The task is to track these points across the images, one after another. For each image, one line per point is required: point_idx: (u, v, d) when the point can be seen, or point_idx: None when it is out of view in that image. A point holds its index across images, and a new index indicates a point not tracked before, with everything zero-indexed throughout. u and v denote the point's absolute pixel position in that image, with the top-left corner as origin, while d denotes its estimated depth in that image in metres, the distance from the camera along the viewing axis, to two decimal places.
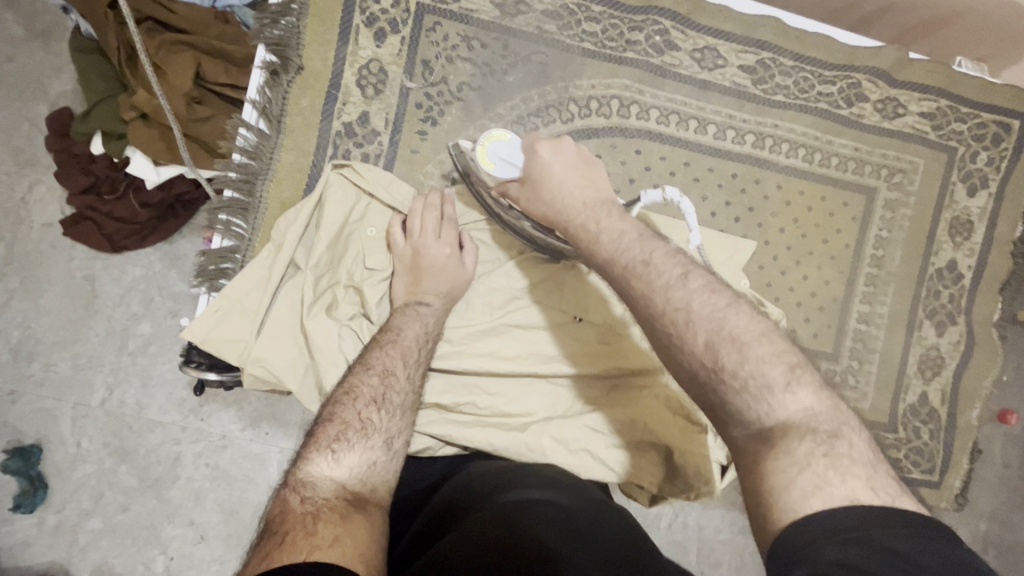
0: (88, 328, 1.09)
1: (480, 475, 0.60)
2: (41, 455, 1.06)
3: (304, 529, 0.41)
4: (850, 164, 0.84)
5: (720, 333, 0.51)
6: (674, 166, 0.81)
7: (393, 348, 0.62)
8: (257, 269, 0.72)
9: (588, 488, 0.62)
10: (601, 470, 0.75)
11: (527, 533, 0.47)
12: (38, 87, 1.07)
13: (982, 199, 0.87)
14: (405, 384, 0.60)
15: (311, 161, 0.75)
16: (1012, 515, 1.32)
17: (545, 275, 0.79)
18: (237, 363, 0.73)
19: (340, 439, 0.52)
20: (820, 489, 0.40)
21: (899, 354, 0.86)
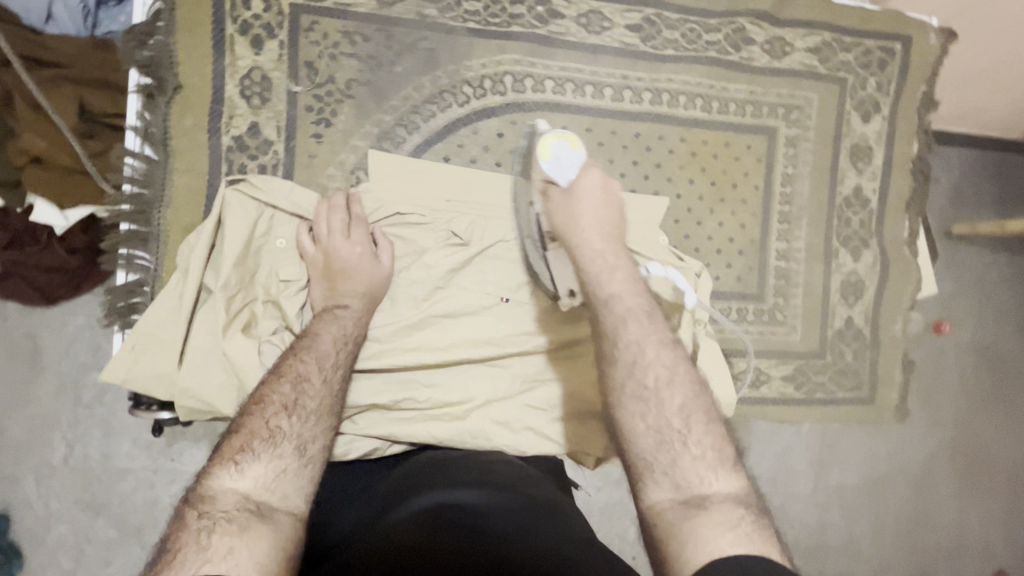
0: (37, 387, 1.10)
1: (411, 475, 0.63)
2: (8, 524, 1.08)
3: (198, 541, 0.46)
4: (747, 107, 0.86)
5: (691, 403, 0.61)
6: (577, 134, 0.82)
7: (305, 355, 0.64)
8: (167, 299, 0.70)
9: (520, 472, 0.64)
10: (546, 443, 0.77)
11: (428, 529, 0.50)
12: None
13: (877, 123, 0.90)
14: (320, 388, 0.62)
15: (207, 181, 0.73)
16: (970, 419, 1.40)
17: (466, 261, 0.78)
18: (166, 397, 0.72)
19: (245, 449, 0.55)
20: (742, 543, 0.50)
21: (821, 284, 0.90)
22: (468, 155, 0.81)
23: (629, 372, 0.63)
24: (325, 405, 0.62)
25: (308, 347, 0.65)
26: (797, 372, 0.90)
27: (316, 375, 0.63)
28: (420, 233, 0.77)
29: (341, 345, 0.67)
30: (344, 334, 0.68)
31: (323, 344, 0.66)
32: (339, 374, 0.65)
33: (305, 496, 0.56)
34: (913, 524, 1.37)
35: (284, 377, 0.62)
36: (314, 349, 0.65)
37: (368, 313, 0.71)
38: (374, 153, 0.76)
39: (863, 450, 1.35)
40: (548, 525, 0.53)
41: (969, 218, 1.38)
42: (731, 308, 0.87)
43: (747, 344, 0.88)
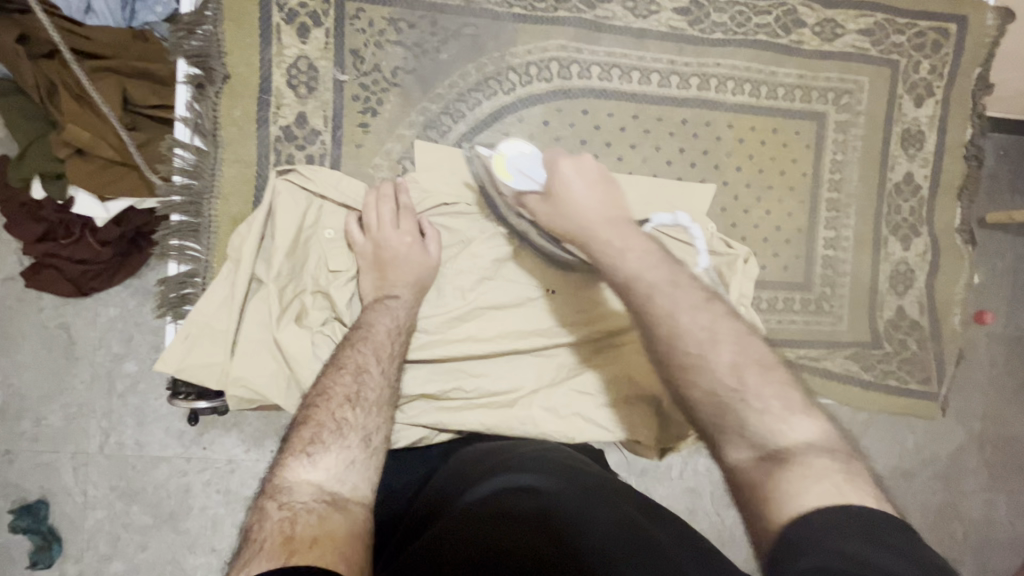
0: (72, 375, 1.12)
1: (464, 463, 0.63)
2: (48, 509, 1.11)
3: (283, 536, 0.46)
4: (797, 92, 0.84)
5: (744, 355, 0.55)
6: (624, 121, 0.80)
7: (362, 346, 0.64)
8: (218, 290, 0.71)
9: (575, 459, 0.64)
10: (595, 433, 0.76)
11: (503, 522, 0.50)
12: None
13: (931, 108, 0.87)
14: (379, 378, 0.63)
15: (255, 172, 0.73)
16: (1005, 409, 1.37)
17: (512, 251, 0.78)
18: (217, 386, 0.73)
19: (315, 441, 0.55)
20: (835, 494, 0.44)
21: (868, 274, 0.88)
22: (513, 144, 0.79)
23: (669, 341, 0.56)
24: (385, 396, 0.63)
25: (364, 338, 0.65)
26: (843, 363, 0.88)
27: (375, 366, 0.63)
28: (466, 223, 0.77)
29: (395, 334, 0.67)
30: (400, 324, 0.68)
31: (379, 335, 0.66)
32: (397, 364, 0.66)
33: (374, 486, 0.56)
34: (944, 515, 1.36)
35: (345, 369, 0.62)
36: (372, 340, 0.65)
37: (420, 301, 0.71)
38: (420, 143, 0.75)
39: (893, 440, 1.33)
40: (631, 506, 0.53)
41: (1008, 206, 1.35)
42: (776, 298, 0.86)
43: (793, 334, 0.86)
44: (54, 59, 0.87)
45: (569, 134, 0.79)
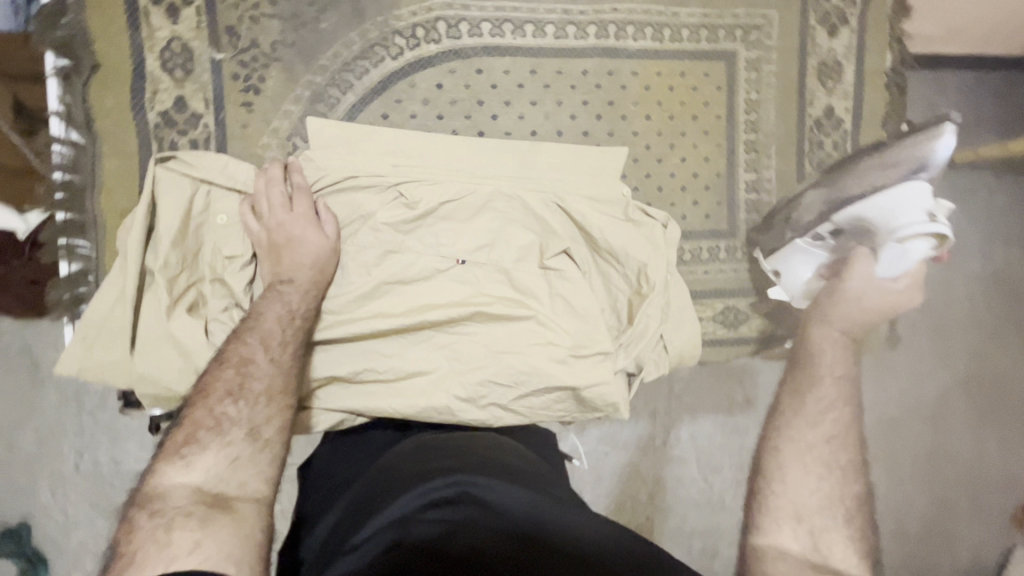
0: (40, 397, 1.10)
1: (396, 458, 0.64)
2: (30, 531, 1.10)
3: (157, 542, 0.48)
4: (702, 32, 0.80)
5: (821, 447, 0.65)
6: (521, 78, 0.78)
7: (249, 338, 0.63)
8: (112, 287, 0.69)
9: (501, 454, 0.64)
10: (517, 404, 0.75)
11: (421, 525, 0.49)
12: None
13: (846, 37, 0.83)
14: (267, 369, 0.62)
15: (138, 162, 0.71)
16: (991, 352, 1.34)
17: (415, 224, 0.76)
18: (124, 385, 0.72)
19: (191, 443, 0.56)
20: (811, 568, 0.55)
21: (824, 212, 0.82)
22: (407, 111, 0.77)
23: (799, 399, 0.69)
24: (275, 384, 0.62)
25: (251, 330, 0.64)
26: (778, 309, 0.85)
27: (263, 357, 0.62)
28: (366, 197, 0.74)
29: (287, 319, 0.65)
30: (288, 309, 0.66)
31: (267, 323, 0.64)
32: (289, 350, 0.64)
33: (264, 479, 0.58)
34: (929, 460, 1.33)
35: (230, 364, 0.62)
36: (262, 331, 0.64)
37: (314, 281, 0.68)
38: (311, 120, 0.73)
39: (873, 390, 1.31)
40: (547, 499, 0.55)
41: (973, 142, 1.30)
42: (700, 247, 0.84)
43: (719, 283, 0.85)
44: None
45: (463, 97, 0.77)
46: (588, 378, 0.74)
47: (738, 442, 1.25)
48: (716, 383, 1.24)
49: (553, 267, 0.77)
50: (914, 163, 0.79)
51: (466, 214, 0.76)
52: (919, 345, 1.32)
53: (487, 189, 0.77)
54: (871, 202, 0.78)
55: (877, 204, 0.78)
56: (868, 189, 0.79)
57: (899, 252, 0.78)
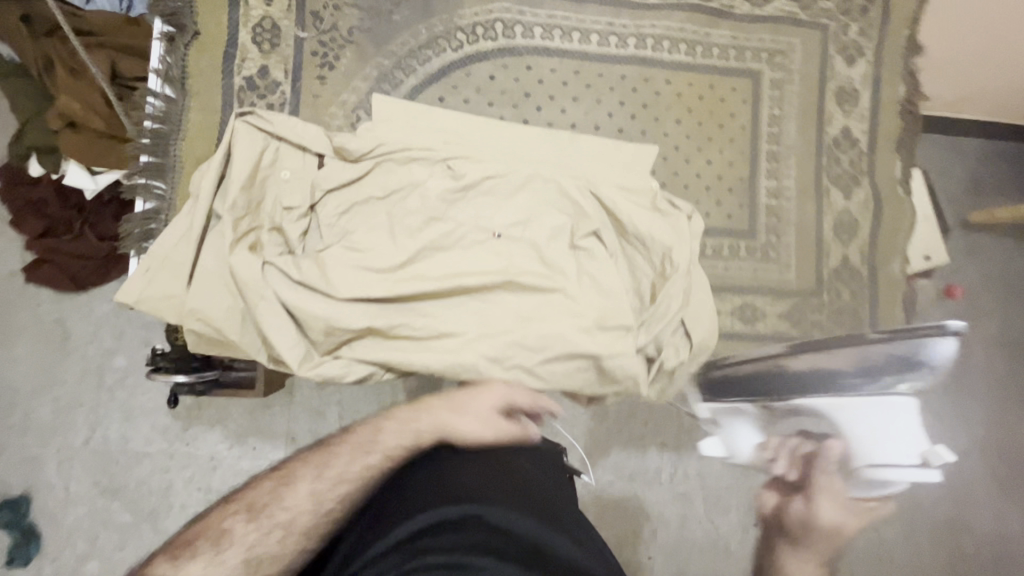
0: (63, 371, 1.19)
1: (396, 519, 0.56)
2: (29, 505, 1.14)
3: None
4: (730, 52, 0.89)
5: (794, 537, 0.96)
6: (565, 77, 0.86)
7: (243, 508, 0.57)
8: (181, 225, 0.76)
9: (511, 512, 0.57)
10: (541, 374, 0.79)
11: None
12: None
13: (862, 67, 0.92)
14: (258, 538, 0.56)
15: (219, 118, 0.79)
16: None
17: (459, 196, 0.82)
18: (174, 320, 0.77)
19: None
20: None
21: (744, 377, 0.88)
22: (462, 97, 0.85)
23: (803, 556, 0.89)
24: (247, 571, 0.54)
25: (242, 511, 0.57)
26: (793, 310, 0.89)
27: (253, 530, 0.56)
28: (416, 167, 0.81)
29: (306, 490, 0.59)
30: (309, 493, 0.59)
31: (265, 518, 0.57)
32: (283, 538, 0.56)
33: None
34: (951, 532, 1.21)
35: (189, 549, 0.54)
36: (271, 503, 0.58)
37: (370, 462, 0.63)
38: (377, 96, 0.81)
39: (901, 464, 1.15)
40: (531, 517, 0.58)
41: (992, 200, 1.35)
42: (722, 244, 0.89)
43: (740, 279, 0.89)
44: (54, 39, 0.97)
45: (512, 88, 0.85)
46: (611, 349, 0.78)
47: None
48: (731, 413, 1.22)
49: (583, 247, 0.83)
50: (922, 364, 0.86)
51: (506, 191, 0.83)
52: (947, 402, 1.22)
53: (528, 172, 0.84)
54: (838, 411, 0.84)
55: (853, 432, 0.85)
56: (846, 385, 0.84)
57: (864, 469, 0.87)
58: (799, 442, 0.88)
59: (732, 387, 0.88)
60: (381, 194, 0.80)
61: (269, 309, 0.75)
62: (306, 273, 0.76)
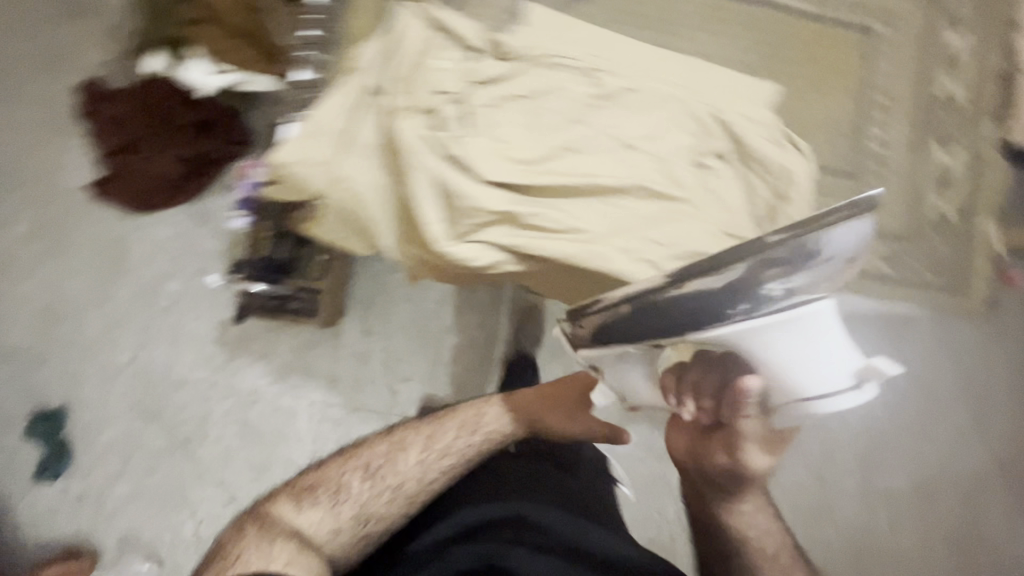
0: (122, 287, 1.48)
1: (465, 514, 0.90)
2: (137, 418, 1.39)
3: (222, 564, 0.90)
4: (849, 7, 0.97)
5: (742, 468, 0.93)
6: (700, 13, 0.95)
7: (353, 465, 1.03)
8: (341, 94, 0.79)
9: (553, 515, 0.91)
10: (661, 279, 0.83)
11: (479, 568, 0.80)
12: (74, 62, 1.52)
13: (966, 35, 0.98)
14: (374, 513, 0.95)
15: (385, 3, 0.83)
16: None
17: (596, 105, 0.86)
18: (324, 185, 0.82)
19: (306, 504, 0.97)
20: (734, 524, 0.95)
21: (638, 323, 0.82)
22: (607, 18, 0.93)
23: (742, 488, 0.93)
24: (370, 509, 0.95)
25: (391, 467, 1.00)
26: (889, 244, 0.98)
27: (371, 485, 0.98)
28: (560, 72, 0.86)
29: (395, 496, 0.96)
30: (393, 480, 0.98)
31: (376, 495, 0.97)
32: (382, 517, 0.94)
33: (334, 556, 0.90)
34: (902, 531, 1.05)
35: (310, 493, 1.00)
36: (382, 470, 1.00)
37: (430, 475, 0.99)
38: (538, 2, 0.89)
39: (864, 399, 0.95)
40: (557, 511, 0.92)
41: None
42: (827, 180, 0.95)
43: None
44: None
45: (652, 16, 0.94)
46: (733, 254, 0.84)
47: None
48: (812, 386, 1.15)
49: (704, 169, 0.87)
50: (825, 254, 0.72)
51: (641, 106, 0.87)
52: (955, 420, 0.96)
53: (661, 93, 0.88)
54: (798, 341, 0.77)
55: (778, 360, 0.78)
56: (744, 314, 0.75)
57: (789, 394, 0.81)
58: (694, 372, 0.86)
59: (639, 317, 0.81)
60: (529, 92, 0.84)
61: (425, 177, 0.79)
62: (459, 152, 0.80)
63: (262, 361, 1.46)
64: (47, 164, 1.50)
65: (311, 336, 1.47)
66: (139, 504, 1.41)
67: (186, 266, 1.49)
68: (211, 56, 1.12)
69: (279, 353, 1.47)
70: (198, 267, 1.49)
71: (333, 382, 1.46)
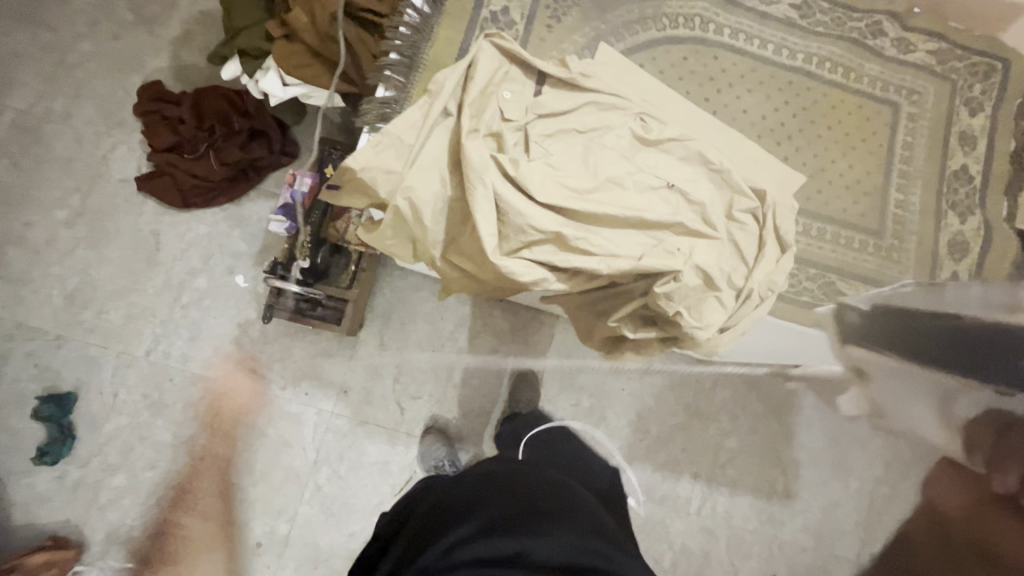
0: (147, 280, 1.52)
1: (457, 523, 0.78)
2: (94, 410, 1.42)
3: None
4: (878, 83, 1.05)
5: None
6: (743, 72, 1.01)
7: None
8: (415, 113, 0.87)
9: (554, 531, 0.76)
10: (691, 312, 0.86)
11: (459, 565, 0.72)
12: (137, 62, 1.62)
13: (982, 119, 1.07)
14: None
15: (460, 39, 0.92)
16: None
17: (641, 146, 0.94)
18: (385, 192, 0.86)
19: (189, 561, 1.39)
20: None
21: (894, 330, 0.97)
22: (657, 68, 0.98)
23: None
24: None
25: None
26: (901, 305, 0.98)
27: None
28: (613, 114, 0.94)
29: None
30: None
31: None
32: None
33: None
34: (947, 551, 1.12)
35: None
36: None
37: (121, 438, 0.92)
38: (603, 46, 0.96)
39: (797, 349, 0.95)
40: (565, 528, 0.77)
41: None
42: (853, 237, 1.00)
43: (867, 271, 1.00)
44: None
45: (700, 71, 0.99)
46: (755, 293, 0.89)
47: (770, 532, 1.41)
48: (767, 445, 1.43)
49: (738, 218, 0.93)
50: None
51: (682, 154, 0.95)
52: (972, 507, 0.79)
53: (702, 144, 0.95)
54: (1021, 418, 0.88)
55: None
56: None
57: None
58: None
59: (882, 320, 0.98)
60: (584, 128, 0.93)
61: (483, 194, 0.83)
62: (516, 172, 0.86)
63: (276, 365, 1.46)
64: (93, 154, 1.57)
65: (327, 344, 1.49)
66: (135, 499, 1.40)
67: (216, 265, 1.53)
68: (280, 67, 1.17)
69: (294, 358, 1.48)
70: (227, 268, 1.53)
71: (342, 394, 1.47)
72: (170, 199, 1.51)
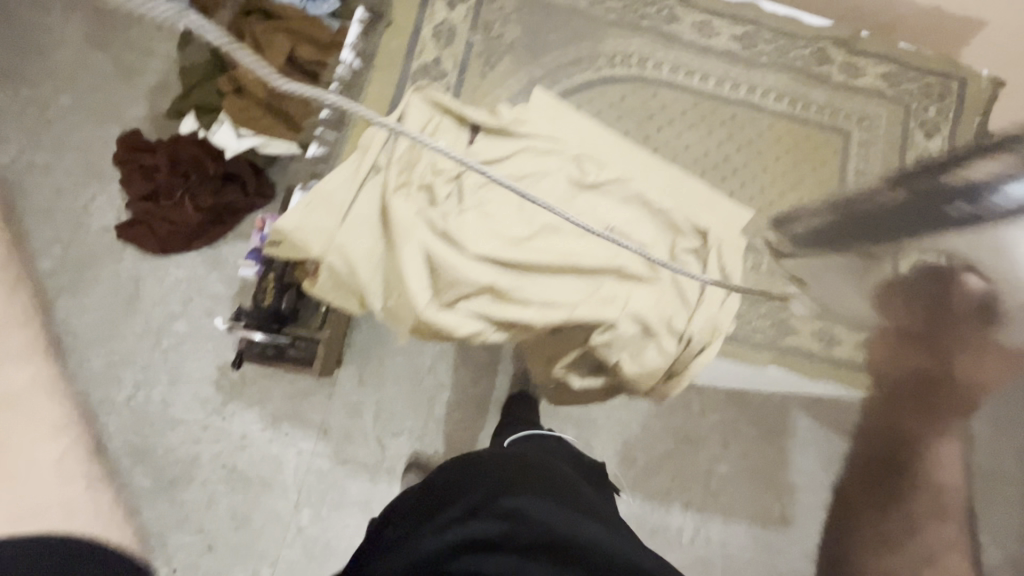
0: (129, 328, 1.46)
1: (464, 496, 0.74)
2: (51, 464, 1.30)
3: None
4: (826, 110, 1.03)
5: None
6: (684, 107, 1.00)
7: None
8: (346, 169, 0.87)
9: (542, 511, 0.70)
10: (630, 360, 0.85)
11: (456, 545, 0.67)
12: (104, 102, 1.56)
13: (939, 141, 1.04)
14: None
15: (393, 91, 0.93)
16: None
17: (579, 189, 0.93)
18: (319, 249, 0.86)
19: None
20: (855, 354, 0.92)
21: (841, 228, 0.94)
22: (595, 110, 0.98)
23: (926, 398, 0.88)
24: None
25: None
26: None
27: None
28: (550, 158, 0.93)
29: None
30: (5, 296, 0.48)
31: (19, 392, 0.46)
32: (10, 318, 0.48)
33: None
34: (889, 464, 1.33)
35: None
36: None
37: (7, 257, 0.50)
38: (538, 89, 0.96)
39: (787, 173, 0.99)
40: (559, 507, 0.72)
41: None
42: (806, 271, 0.97)
43: None
44: (248, 17, 1.13)
45: (639, 110, 0.99)
46: (698, 335, 0.87)
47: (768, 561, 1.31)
48: (758, 471, 1.33)
49: (681, 258, 0.91)
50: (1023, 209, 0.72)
51: (621, 195, 0.94)
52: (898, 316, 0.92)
53: (641, 184, 0.94)
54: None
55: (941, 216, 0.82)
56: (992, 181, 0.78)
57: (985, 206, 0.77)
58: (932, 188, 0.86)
59: (827, 225, 0.96)
60: (519, 175, 0.92)
61: (410, 251, 0.83)
62: (446, 226, 0.86)
63: (255, 409, 1.42)
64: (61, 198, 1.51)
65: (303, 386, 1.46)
66: None
67: (194, 308, 1.48)
68: (233, 120, 1.19)
69: (273, 400, 1.44)
70: (206, 310, 1.49)
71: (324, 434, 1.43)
72: (146, 245, 1.47)
